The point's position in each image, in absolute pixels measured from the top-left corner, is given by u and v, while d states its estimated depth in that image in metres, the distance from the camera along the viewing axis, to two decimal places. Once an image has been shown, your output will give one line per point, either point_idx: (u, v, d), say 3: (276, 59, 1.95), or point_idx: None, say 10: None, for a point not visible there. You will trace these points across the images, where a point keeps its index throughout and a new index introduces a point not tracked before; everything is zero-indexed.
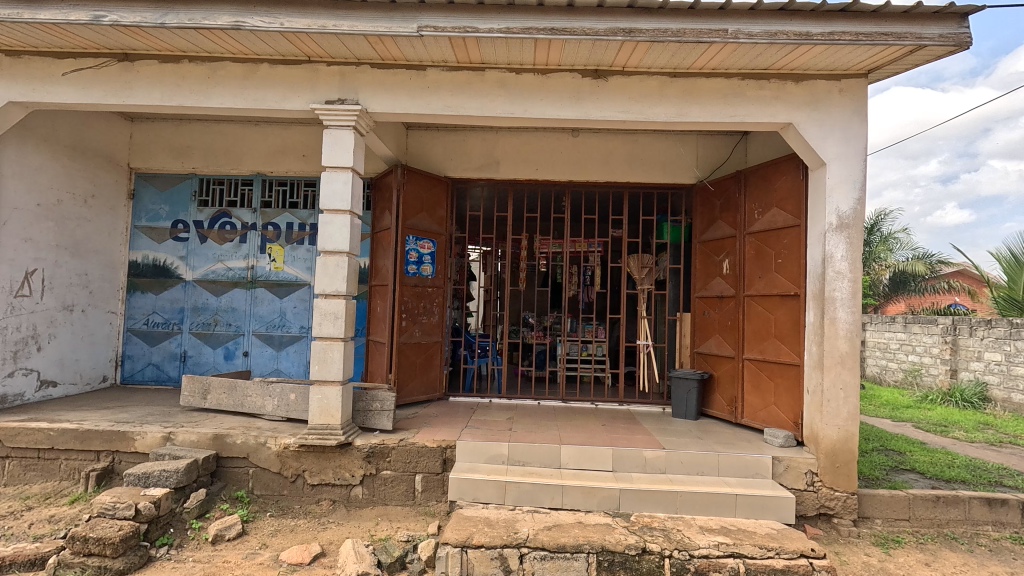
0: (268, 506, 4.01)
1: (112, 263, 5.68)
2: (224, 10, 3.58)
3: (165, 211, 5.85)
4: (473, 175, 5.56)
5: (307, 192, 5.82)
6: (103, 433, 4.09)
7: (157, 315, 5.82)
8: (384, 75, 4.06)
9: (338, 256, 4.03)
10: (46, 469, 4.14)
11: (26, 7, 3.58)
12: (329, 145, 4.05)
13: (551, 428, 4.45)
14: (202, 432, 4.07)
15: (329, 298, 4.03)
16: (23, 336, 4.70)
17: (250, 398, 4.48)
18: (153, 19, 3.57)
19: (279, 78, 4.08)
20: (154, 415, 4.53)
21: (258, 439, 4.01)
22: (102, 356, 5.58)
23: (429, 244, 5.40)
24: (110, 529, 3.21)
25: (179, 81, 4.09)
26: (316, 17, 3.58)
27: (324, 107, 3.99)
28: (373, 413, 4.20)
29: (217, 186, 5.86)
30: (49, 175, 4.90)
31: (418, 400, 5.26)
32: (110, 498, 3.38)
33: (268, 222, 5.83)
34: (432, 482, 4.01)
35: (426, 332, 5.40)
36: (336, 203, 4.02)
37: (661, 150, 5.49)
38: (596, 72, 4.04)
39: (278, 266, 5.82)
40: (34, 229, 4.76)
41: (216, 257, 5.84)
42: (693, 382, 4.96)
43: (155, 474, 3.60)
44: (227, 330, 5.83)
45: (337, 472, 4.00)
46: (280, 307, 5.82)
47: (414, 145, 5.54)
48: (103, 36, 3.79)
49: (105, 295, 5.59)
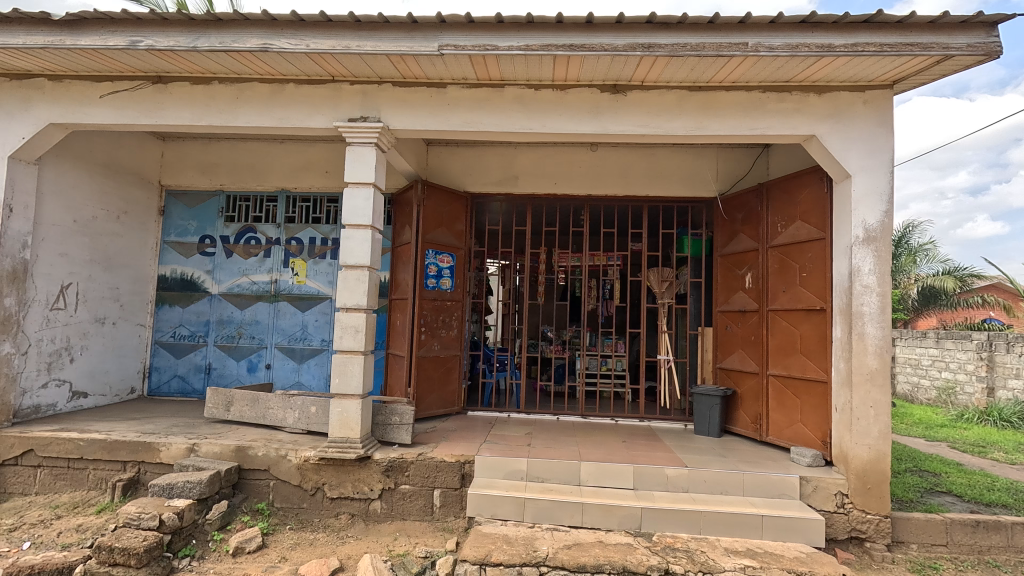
0: (288, 518, 4.02)
1: (142, 277, 5.86)
2: (253, 33, 3.71)
3: (193, 226, 6.02)
4: (492, 190, 5.61)
5: (329, 208, 5.94)
6: (129, 444, 4.17)
7: (183, 328, 5.95)
8: (405, 92, 4.14)
9: (359, 270, 4.09)
10: (75, 478, 4.24)
11: (67, 34, 3.76)
12: (352, 161, 4.13)
13: (570, 444, 4.40)
14: (225, 443, 4.13)
15: (350, 311, 4.08)
16: (58, 348, 4.86)
17: (272, 410, 4.54)
18: (186, 42, 3.72)
19: (304, 97, 4.19)
20: (179, 426, 4.61)
21: (279, 452, 4.05)
22: (131, 367, 5.73)
23: (448, 258, 5.45)
24: (135, 539, 3.26)
25: (208, 102, 4.24)
26: (340, 38, 3.69)
27: (347, 124, 4.08)
28: (393, 426, 4.23)
29: (244, 202, 6.01)
30: (85, 193, 5.09)
31: (436, 415, 5.27)
32: (135, 509, 3.45)
33: (292, 237, 5.95)
34: (450, 497, 3.98)
35: (444, 346, 5.41)
36: (357, 218, 4.09)
37: (681, 163, 5.46)
38: (614, 86, 4.05)
39: (300, 280, 5.93)
40: (69, 245, 4.93)
41: (241, 272, 5.98)
42: (715, 398, 4.85)
43: (179, 485, 3.65)
44: (250, 343, 5.93)
45: (356, 485, 4.00)
46: (302, 320, 5.91)
47: (433, 160, 5.60)
48: (139, 60, 3.95)
49: (134, 308, 5.75)
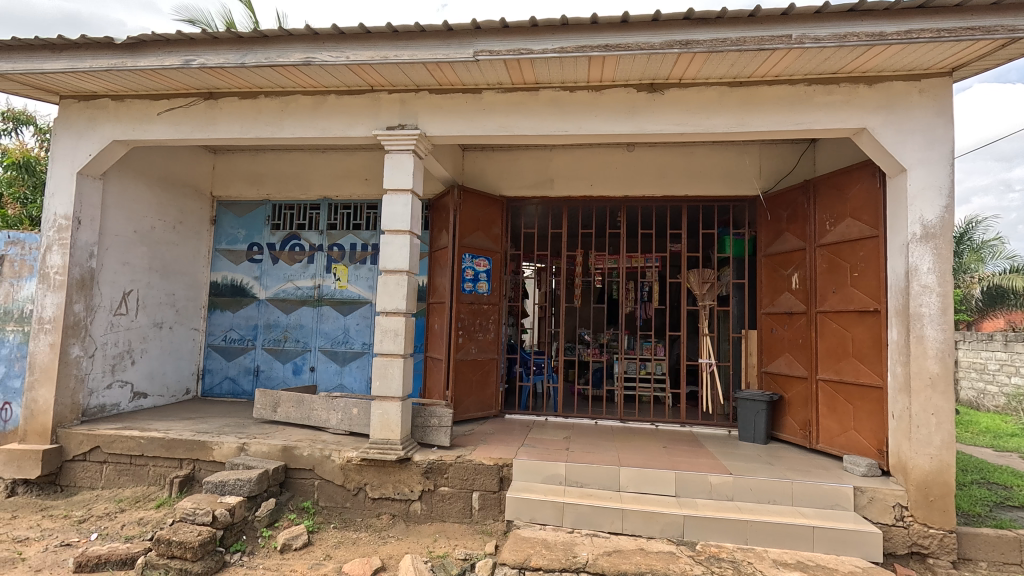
0: (332, 517, 4.13)
1: (196, 284, 6.16)
2: (296, 47, 3.85)
3: (242, 234, 6.29)
4: (528, 193, 5.61)
5: (369, 215, 6.09)
6: (185, 442, 4.39)
7: (233, 331, 6.22)
8: (442, 99, 4.21)
9: (398, 275, 4.17)
10: (136, 474, 4.49)
11: (128, 56, 4.01)
12: (390, 168, 4.22)
13: (609, 449, 4.33)
14: (273, 443, 4.29)
15: (390, 315, 4.16)
16: (121, 351, 5.16)
17: (316, 411, 4.68)
18: (234, 59, 3.90)
19: (344, 107, 4.32)
20: (231, 426, 4.82)
21: (323, 452, 4.17)
22: (186, 369, 6.03)
23: (485, 262, 5.49)
24: (191, 533, 3.41)
25: (255, 115, 4.43)
26: (378, 49, 3.78)
27: (386, 133, 4.18)
28: (432, 428, 4.28)
29: (288, 211, 6.24)
30: (145, 205, 5.40)
31: (474, 417, 5.31)
32: (190, 504, 3.61)
33: (334, 243, 6.13)
34: (489, 500, 3.99)
35: (482, 349, 5.44)
36: (396, 224, 4.17)
37: (721, 161, 5.32)
38: (651, 85, 3.99)
39: (342, 285, 6.10)
40: (130, 254, 5.25)
41: (286, 277, 6.20)
42: (761, 404, 4.68)
43: (230, 483, 3.81)
44: (295, 346, 6.14)
45: (397, 486, 4.07)
46: (344, 324, 6.08)
47: (469, 165, 5.66)
48: (192, 78, 4.17)
49: (189, 313, 6.05)
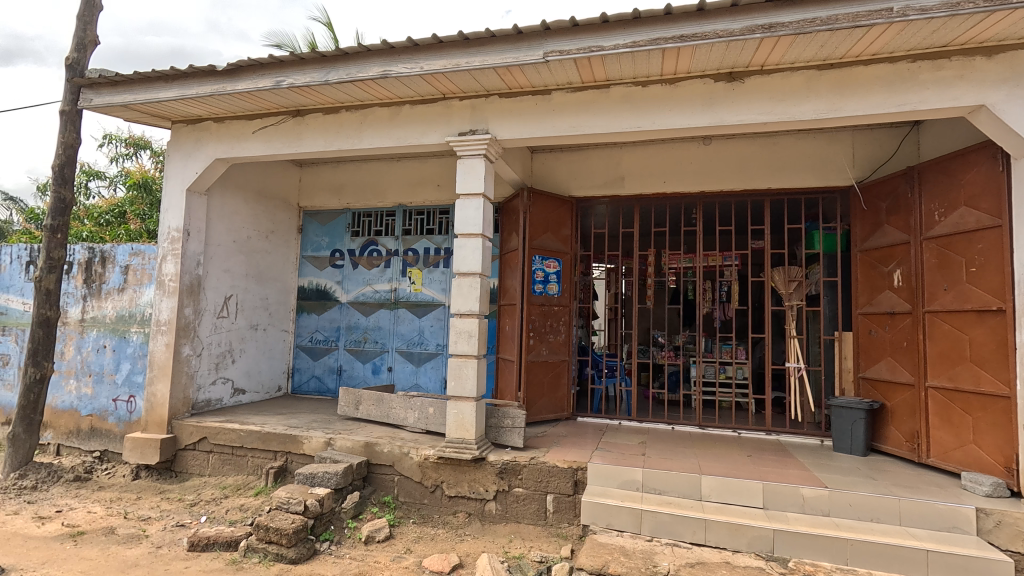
0: (411, 513, 4.27)
1: (286, 288, 6.62)
2: (374, 62, 4.04)
3: (326, 241, 6.69)
4: (598, 192, 5.53)
5: (441, 219, 6.26)
6: (279, 436, 4.73)
7: (319, 333, 6.63)
8: (512, 103, 4.25)
9: (472, 277, 4.24)
10: (237, 464, 4.89)
11: (227, 81, 4.40)
12: (463, 173, 4.31)
13: (688, 456, 4.16)
14: (356, 439, 4.51)
15: (464, 317, 4.25)
16: (223, 351, 5.65)
17: (395, 410, 4.87)
18: (319, 77, 4.16)
19: (419, 116, 4.47)
20: (318, 422, 5.13)
21: (402, 449, 4.32)
22: (278, 368, 6.49)
23: (555, 263, 5.46)
24: (286, 521, 3.65)
25: (338, 128, 4.69)
26: (450, 57, 3.88)
27: (458, 138, 4.27)
28: (505, 429, 4.32)
29: (367, 218, 6.56)
30: (242, 217, 5.89)
31: (547, 419, 5.30)
32: (285, 493, 3.86)
33: (409, 248, 6.37)
34: (563, 503, 3.95)
35: (553, 351, 5.42)
36: (469, 228, 4.26)
37: (808, 150, 4.95)
38: (730, 74, 3.80)
39: (417, 288, 6.31)
40: (231, 262, 5.74)
41: (365, 281, 6.51)
42: (859, 412, 4.30)
43: (319, 475, 4.06)
44: (374, 347, 6.43)
45: (472, 486, 4.13)
46: (419, 325, 6.29)
47: (538, 167, 5.67)
48: (282, 97, 4.50)
49: (280, 315, 6.51)
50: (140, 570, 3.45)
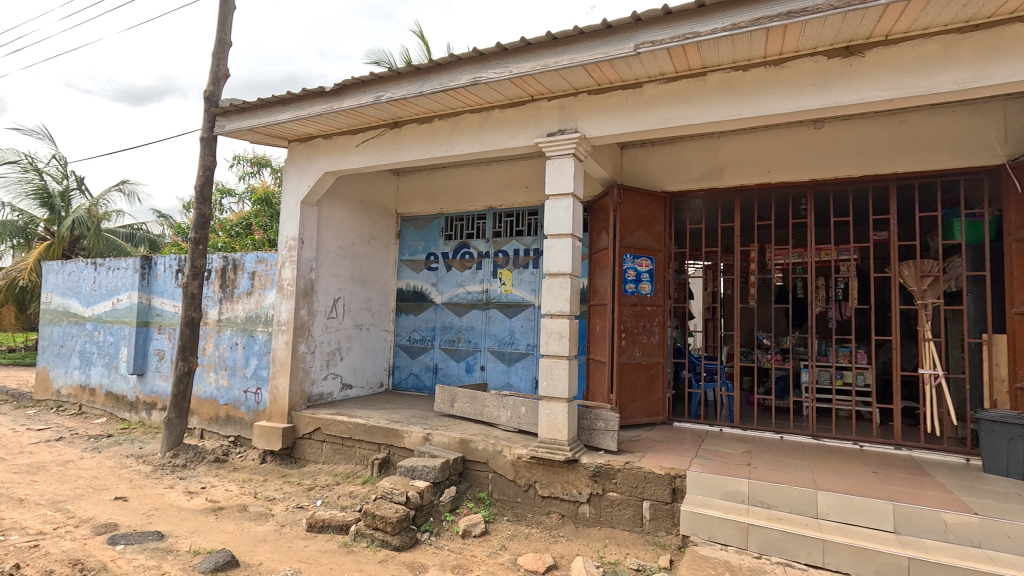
0: (505, 510, 4.34)
1: (386, 290, 7.04)
2: (465, 70, 4.16)
3: (421, 245, 7.02)
4: (693, 186, 5.26)
5: (530, 221, 6.32)
6: (383, 429, 5.04)
7: (416, 332, 6.97)
8: (601, 99, 4.17)
9: (562, 278, 4.23)
10: (346, 453, 5.29)
11: (334, 100, 4.77)
12: (552, 174, 4.31)
13: (801, 469, 3.81)
14: (452, 435, 4.67)
15: (554, 317, 4.25)
16: (333, 348, 6.13)
17: (488, 408, 4.99)
18: (414, 89, 4.37)
19: (508, 120, 4.54)
20: (417, 417, 5.39)
21: (496, 447, 4.41)
22: (380, 365, 6.92)
23: (647, 262, 5.28)
24: (390, 510, 3.88)
25: (432, 137, 4.91)
26: (538, 58, 3.89)
27: (546, 139, 4.28)
28: (598, 432, 4.25)
29: (459, 222, 6.79)
30: (348, 224, 6.35)
31: (641, 423, 5.13)
32: (389, 484, 4.11)
33: (499, 250, 6.49)
34: (661, 511, 3.80)
35: (646, 352, 5.24)
36: (558, 228, 4.24)
37: (946, 127, 4.34)
38: (847, 49, 3.43)
39: (507, 289, 6.42)
40: (338, 266, 6.22)
41: (458, 283, 6.74)
42: (1019, 428, 3.67)
43: (419, 469, 4.27)
44: (467, 346, 6.64)
45: (565, 487, 4.11)
46: (510, 326, 6.39)
47: (629, 163, 5.52)
48: (382, 111, 4.79)
49: (381, 316, 6.94)
50: (268, 545, 3.85)
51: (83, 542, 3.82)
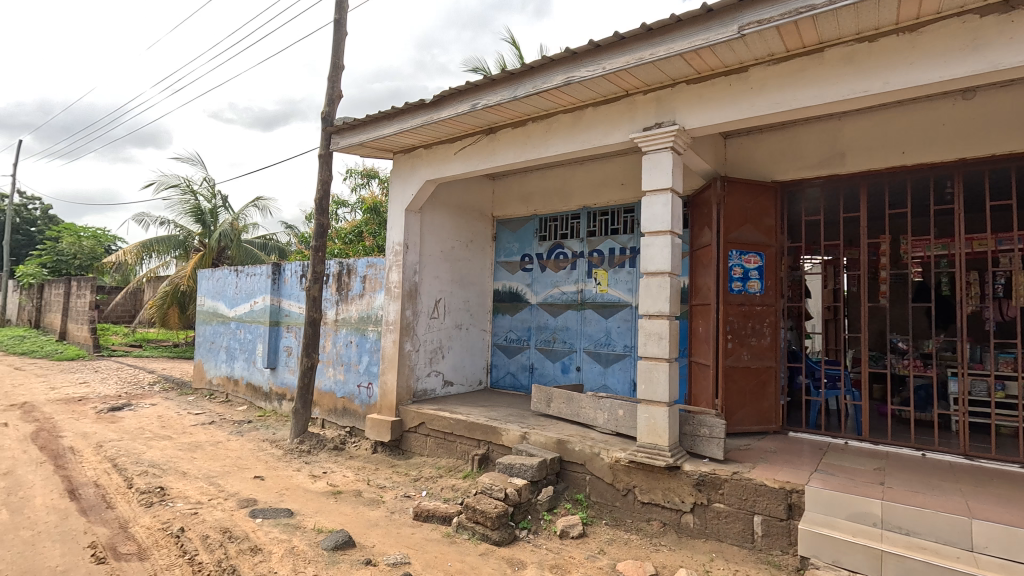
0: (603, 514, 4.28)
1: (484, 291, 7.25)
2: (558, 71, 4.17)
3: (517, 247, 7.14)
4: (809, 174, 4.80)
5: (626, 218, 6.17)
6: (482, 426, 5.20)
7: (512, 332, 7.10)
8: (701, 88, 3.96)
9: (661, 277, 4.07)
10: (448, 448, 5.54)
11: (434, 111, 5.03)
12: (649, 169, 4.16)
13: (949, 493, 3.32)
14: (549, 435, 4.70)
15: (653, 318, 4.11)
16: (435, 347, 6.45)
17: (585, 409, 4.94)
18: (508, 94, 4.47)
19: (601, 117, 4.47)
20: (514, 416, 5.49)
21: (593, 449, 4.36)
22: (478, 364, 7.14)
23: (756, 258, 4.90)
24: (490, 505, 4.00)
25: (525, 140, 4.98)
26: (633, 52, 3.79)
27: (642, 134, 4.14)
28: (702, 439, 4.03)
29: (553, 222, 6.81)
30: (448, 229, 6.65)
31: (751, 431, 4.78)
32: (488, 480, 4.23)
33: (594, 249, 6.41)
34: (775, 528, 3.52)
35: (756, 355, 4.86)
36: (656, 225, 4.09)
37: None
38: (1005, 3, 2.93)
39: (603, 289, 6.32)
40: (440, 269, 6.54)
41: (553, 283, 6.76)
42: None
43: (517, 466, 4.35)
44: (563, 346, 6.64)
45: (667, 495, 3.95)
46: (606, 326, 6.28)
47: (733, 153, 5.18)
48: (478, 118, 4.96)
49: (479, 316, 7.16)
50: (380, 529, 4.15)
51: (230, 513, 4.40)
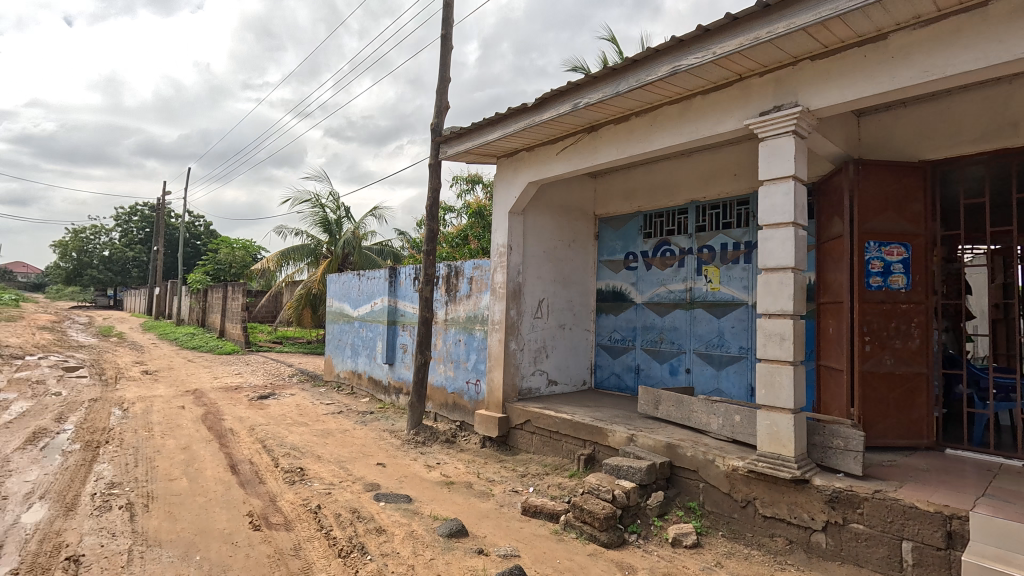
0: (719, 525, 4.03)
1: (587, 291, 7.19)
2: (663, 61, 4.03)
3: (620, 245, 6.99)
4: (968, 151, 4.14)
5: (739, 211, 5.78)
6: (587, 426, 5.18)
7: (616, 332, 6.96)
8: (829, 64, 3.59)
9: (783, 273, 3.76)
10: (554, 446, 5.59)
11: (536, 113, 5.11)
12: (767, 156, 3.86)
13: None
14: (658, 439, 4.54)
15: (774, 318, 3.80)
16: (540, 346, 6.53)
17: (696, 414, 4.70)
18: (611, 90, 4.41)
19: (712, 105, 4.24)
20: (621, 417, 5.39)
21: (707, 455, 4.14)
22: (582, 364, 7.10)
23: (901, 249, 4.31)
24: (597, 506, 3.97)
25: (629, 135, 4.87)
26: (747, 32, 3.54)
27: (759, 120, 3.85)
28: (835, 451, 3.65)
29: (658, 218, 6.58)
30: (550, 229, 6.70)
31: (895, 446, 4.23)
32: (595, 480, 4.20)
33: (704, 245, 6.09)
34: (929, 557, 3.08)
35: (901, 360, 4.28)
36: (777, 217, 3.78)
37: None
38: None
39: (715, 287, 5.97)
40: (543, 270, 6.62)
41: (660, 282, 6.53)
42: None
43: (625, 468, 4.26)
44: (671, 347, 6.38)
45: (794, 511, 3.62)
46: (719, 326, 5.92)
47: (868, 133, 4.62)
48: (579, 117, 4.95)
49: (583, 316, 7.11)
50: (490, 521, 4.31)
51: (358, 495, 4.84)
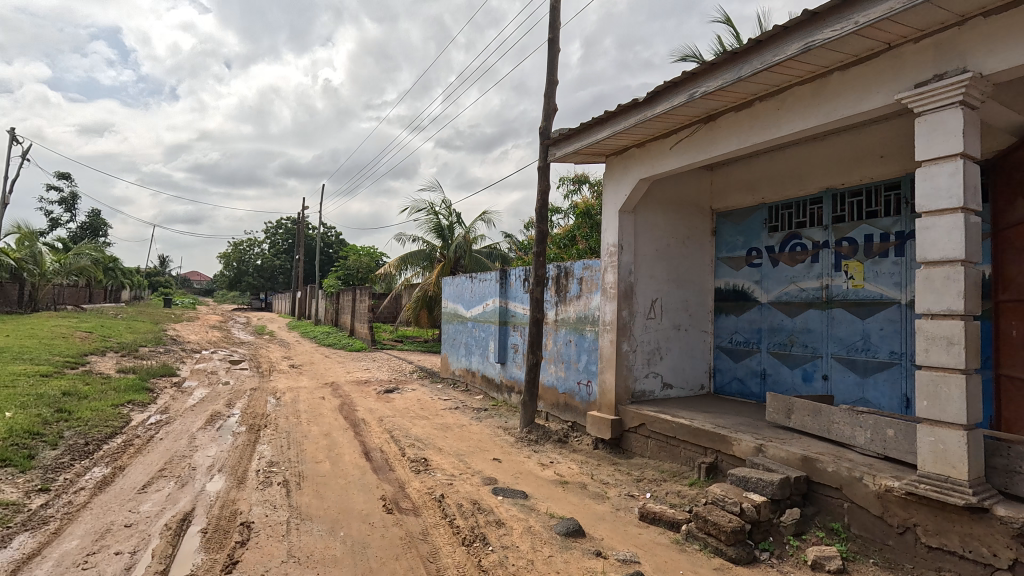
0: (870, 552, 3.57)
1: (704, 290, 6.81)
2: (793, 39, 3.70)
3: (741, 240, 6.52)
4: None
5: (887, 197, 5.11)
6: (708, 433, 4.91)
7: (738, 334, 6.51)
8: (1008, 19, 3.04)
9: (949, 267, 3.25)
10: (672, 452, 5.38)
11: (647, 108, 4.97)
12: (926, 134, 3.37)
13: None
14: (792, 451, 4.16)
15: (939, 319, 3.29)
16: (653, 348, 6.32)
17: (837, 425, 4.22)
18: (732, 76, 4.14)
19: (852, 81, 3.80)
20: (746, 425, 5.03)
21: (853, 472, 3.71)
22: (700, 367, 6.74)
23: None
24: (723, 518, 3.74)
25: (753, 122, 4.53)
26: None
27: (914, 93, 3.38)
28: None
29: (786, 210, 6.06)
30: (663, 226, 6.46)
31: None
32: (720, 491, 3.96)
33: (843, 238, 5.47)
34: None
35: None
36: (941, 202, 3.28)
37: None
38: None
39: (858, 284, 5.33)
40: (656, 269, 6.40)
41: (789, 279, 5.98)
42: None
43: (753, 480, 3.96)
44: (804, 351, 5.82)
45: (968, 543, 3.13)
46: (863, 328, 5.28)
47: None
48: (695, 108, 4.72)
49: (700, 317, 6.75)
50: (607, 524, 4.26)
51: (477, 488, 5.06)
